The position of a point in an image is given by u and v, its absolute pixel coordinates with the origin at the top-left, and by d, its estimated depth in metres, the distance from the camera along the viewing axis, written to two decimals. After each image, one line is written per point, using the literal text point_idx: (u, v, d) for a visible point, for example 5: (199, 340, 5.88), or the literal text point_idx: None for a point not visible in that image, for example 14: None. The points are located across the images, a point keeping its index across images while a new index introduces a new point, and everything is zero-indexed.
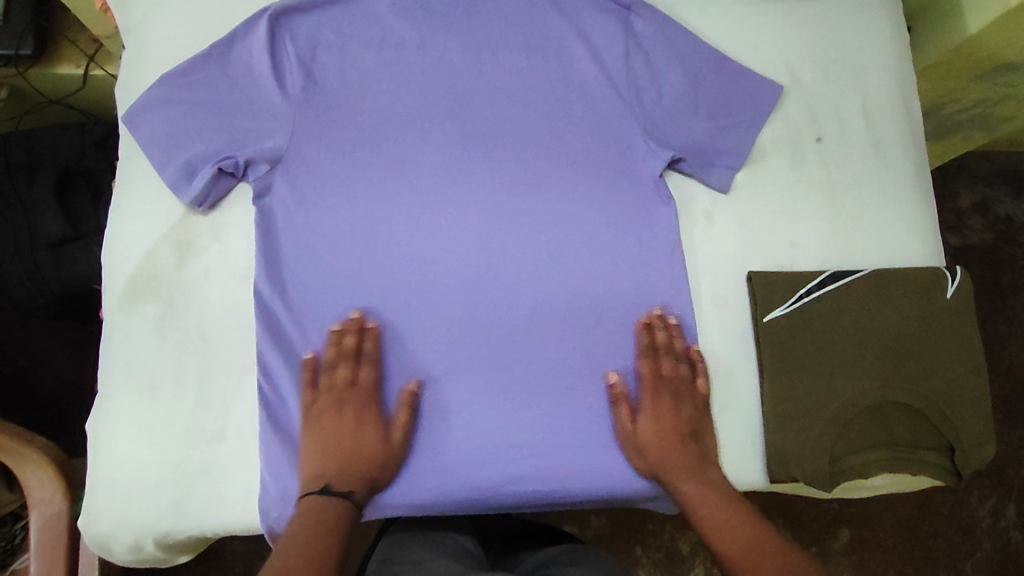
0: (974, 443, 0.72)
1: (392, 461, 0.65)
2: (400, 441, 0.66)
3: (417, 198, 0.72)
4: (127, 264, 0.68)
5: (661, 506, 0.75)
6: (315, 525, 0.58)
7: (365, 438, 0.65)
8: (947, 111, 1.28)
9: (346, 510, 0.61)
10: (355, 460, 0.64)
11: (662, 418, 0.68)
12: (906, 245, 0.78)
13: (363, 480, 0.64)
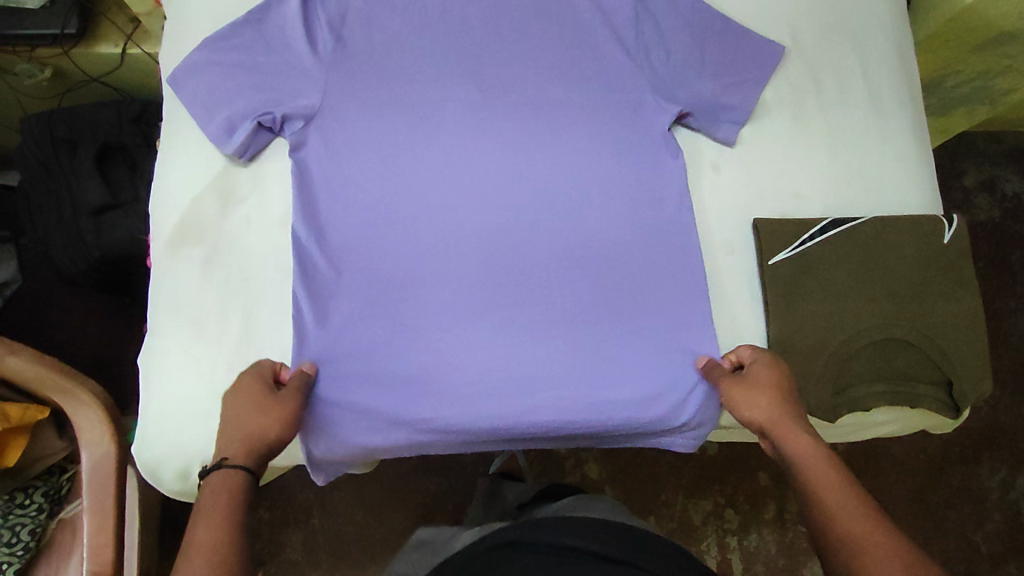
0: (971, 378, 0.75)
1: (270, 415, 0.65)
2: (279, 396, 0.66)
3: (441, 152, 0.77)
4: (173, 213, 0.73)
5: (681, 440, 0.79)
6: (208, 508, 0.58)
7: (238, 409, 0.65)
8: (950, 84, 1.31)
9: (236, 482, 0.61)
10: (235, 431, 0.64)
11: (772, 386, 0.70)
12: (906, 195, 0.82)
13: (249, 449, 0.63)
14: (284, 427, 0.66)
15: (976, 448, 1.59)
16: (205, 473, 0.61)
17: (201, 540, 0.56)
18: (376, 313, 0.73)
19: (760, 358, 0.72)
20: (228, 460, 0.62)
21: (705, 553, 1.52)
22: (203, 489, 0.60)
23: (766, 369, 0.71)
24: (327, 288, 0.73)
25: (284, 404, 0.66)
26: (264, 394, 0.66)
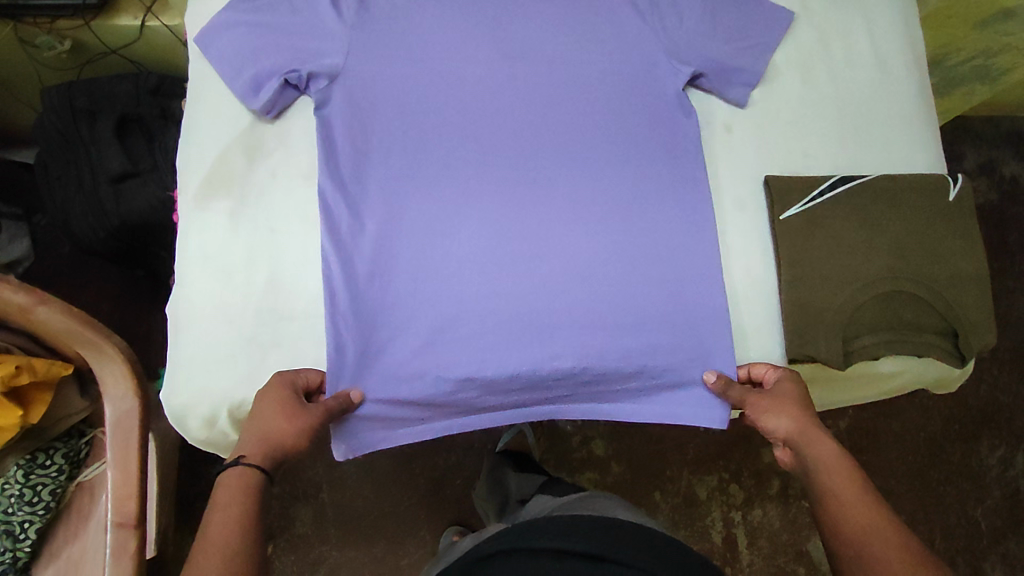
0: (976, 328, 0.78)
1: (293, 421, 0.66)
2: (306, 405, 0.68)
3: (461, 110, 0.79)
4: (201, 166, 0.75)
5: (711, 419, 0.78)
6: (223, 507, 0.60)
7: (269, 410, 0.66)
8: (950, 62, 1.34)
9: (251, 482, 0.62)
10: (258, 431, 0.65)
11: (796, 398, 0.73)
12: (911, 155, 0.84)
13: (268, 451, 0.65)
14: (304, 437, 0.67)
15: (976, 425, 1.61)
16: (223, 468, 0.63)
17: (215, 540, 0.57)
18: (400, 265, 0.75)
19: (783, 374, 0.75)
20: (246, 458, 0.63)
21: (709, 528, 1.54)
22: (219, 485, 0.62)
23: (789, 382, 0.74)
24: (354, 241, 0.75)
25: (310, 416, 0.67)
26: (291, 401, 0.67)
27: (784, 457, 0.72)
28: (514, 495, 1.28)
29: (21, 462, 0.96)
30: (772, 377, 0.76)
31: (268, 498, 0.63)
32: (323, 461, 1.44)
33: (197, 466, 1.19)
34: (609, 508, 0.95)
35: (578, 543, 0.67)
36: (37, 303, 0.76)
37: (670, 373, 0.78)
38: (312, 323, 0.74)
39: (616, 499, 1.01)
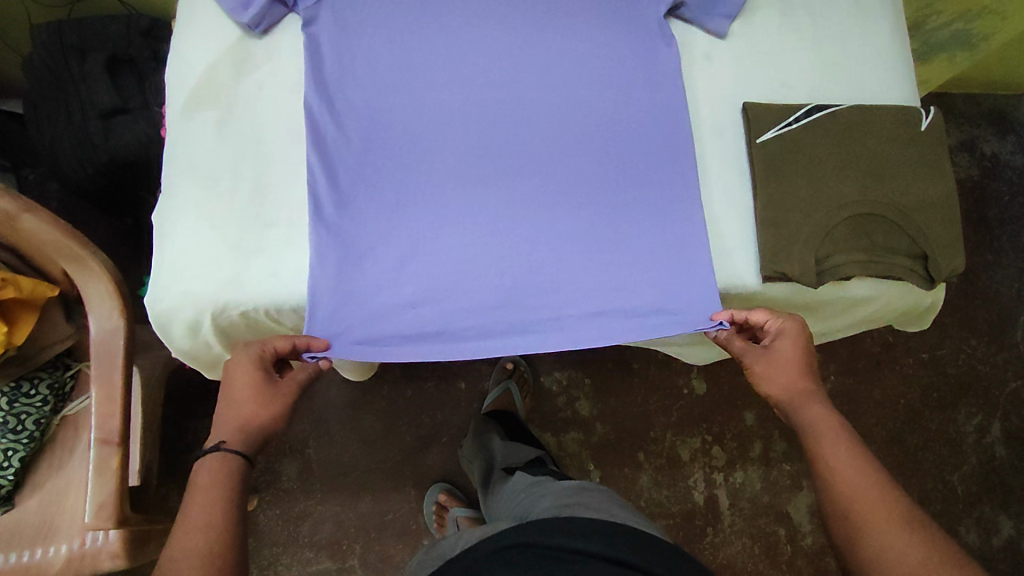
0: (946, 252, 0.80)
1: (270, 407, 0.69)
2: (278, 386, 0.70)
3: (446, 31, 0.81)
4: (190, 78, 0.76)
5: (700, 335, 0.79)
6: (204, 491, 0.62)
7: (245, 392, 0.69)
8: (931, 28, 1.37)
9: (233, 471, 0.64)
10: (233, 417, 0.68)
11: (794, 359, 0.75)
12: (886, 89, 0.86)
13: (246, 435, 0.67)
14: (281, 417, 0.70)
15: (954, 395, 1.64)
16: (202, 453, 0.65)
17: (196, 522, 0.59)
18: (383, 177, 0.76)
19: (785, 331, 0.76)
20: (226, 445, 0.66)
21: (692, 489, 1.56)
22: (198, 471, 0.64)
23: (789, 340, 0.76)
24: (341, 154, 0.76)
25: (285, 396, 0.70)
26: (264, 384, 0.69)
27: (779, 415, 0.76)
28: (499, 462, 1.28)
29: (5, 391, 0.95)
30: (774, 332, 0.77)
31: (246, 480, 0.65)
32: (309, 416, 1.44)
33: (182, 422, 1.21)
34: (610, 507, 0.85)
35: (601, 545, 0.64)
36: (24, 210, 0.77)
37: (655, 290, 0.79)
38: (295, 232, 0.75)
39: (613, 495, 0.93)
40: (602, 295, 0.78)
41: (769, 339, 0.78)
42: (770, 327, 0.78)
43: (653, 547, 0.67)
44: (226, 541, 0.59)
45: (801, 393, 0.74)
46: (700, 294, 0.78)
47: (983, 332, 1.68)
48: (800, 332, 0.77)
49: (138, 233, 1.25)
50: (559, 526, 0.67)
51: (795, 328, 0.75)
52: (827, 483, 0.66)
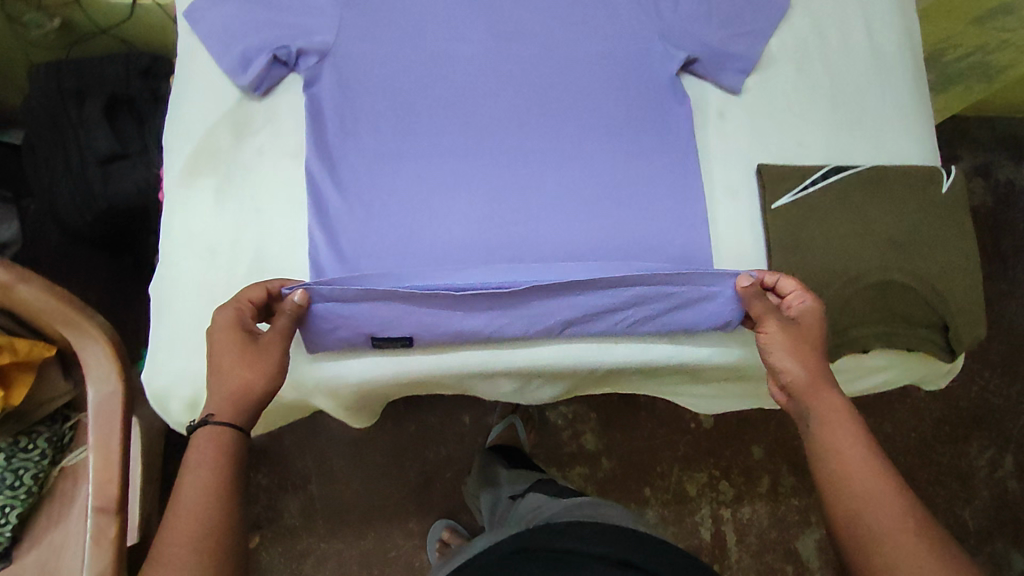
0: (967, 323, 0.78)
1: (254, 365, 0.65)
2: (260, 341, 0.66)
3: (452, 91, 0.79)
4: (186, 143, 0.74)
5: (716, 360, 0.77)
6: (200, 470, 0.60)
7: (225, 353, 0.64)
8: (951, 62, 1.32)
9: (230, 450, 0.62)
10: (221, 384, 0.64)
11: (812, 338, 0.71)
12: (904, 147, 0.84)
13: (240, 402, 0.64)
14: (270, 374, 0.66)
15: (966, 428, 1.61)
16: (194, 426, 0.62)
17: (190, 512, 0.57)
18: (385, 247, 0.74)
19: (809, 307, 0.72)
20: (215, 417, 0.63)
21: (699, 525, 1.53)
22: (193, 443, 0.61)
23: (811, 317, 0.71)
24: (340, 221, 0.74)
25: (268, 349, 0.66)
26: (244, 343, 0.65)
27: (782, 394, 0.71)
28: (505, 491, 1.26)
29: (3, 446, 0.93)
30: (797, 305, 0.72)
31: (240, 455, 0.62)
32: (311, 453, 1.42)
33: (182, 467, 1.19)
34: (621, 519, 0.88)
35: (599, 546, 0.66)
36: (18, 280, 0.75)
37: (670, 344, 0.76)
38: None
39: (625, 513, 0.95)
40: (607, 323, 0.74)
41: (789, 312, 0.72)
42: (793, 300, 0.72)
43: (659, 551, 0.69)
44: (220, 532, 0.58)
45: (818, 371, 0.69)
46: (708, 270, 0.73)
47: (996, 365, 1.65)
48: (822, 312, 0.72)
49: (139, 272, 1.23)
50: (565, 530, 0.70)
51: (820, 307, 0.71)
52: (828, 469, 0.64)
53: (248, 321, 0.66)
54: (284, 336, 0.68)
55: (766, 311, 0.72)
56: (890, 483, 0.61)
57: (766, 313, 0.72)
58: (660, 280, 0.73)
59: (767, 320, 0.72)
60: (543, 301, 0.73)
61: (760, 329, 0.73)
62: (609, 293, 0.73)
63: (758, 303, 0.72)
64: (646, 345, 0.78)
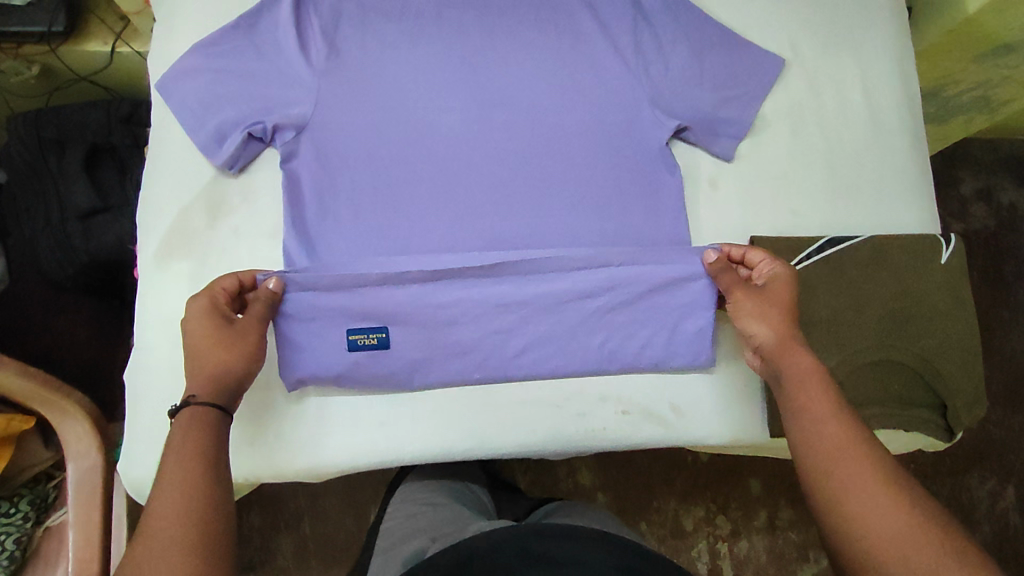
0: (966, 403, 0.75)
1: (232, 347, 0.63)
2: (238, 325, 0.65)
3: (434, 163, 0.76)
4: (161, 227, 0.73)
5: (708, 439, 0.73)
6: (180, 445, 0.56)
7: (200, 339, 0.63)
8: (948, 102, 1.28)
9: (214, 435, 0.58)
10: (199, 368, 0.62)
11: (785, 304, 0.68)
12: (904, 212, 0.80)
13: (222, 385, 0.62)
14: (249, 357, 0.64)
15: (966, 460, 1.54)
16: (173, 411, 0.59)
17: (174, 487, 0.53)
18: (365, 334, 0.71)
19: (780, 273, 0.69)
20: (196, 398, 0.60)
21: (695, 560, 1.43)
22: (173, 427, 0.58)
23: (780, 285, 0.68)
24: (314, 308, 0.71)
25: (247, 333, 0.65)
26: (221, 326, 0.64)
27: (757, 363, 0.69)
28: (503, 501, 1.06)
29: None
30: (768, 272, 0.70)
31: (224, 434, 0.59)
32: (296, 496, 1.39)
33: None
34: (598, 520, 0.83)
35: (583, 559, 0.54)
36: None
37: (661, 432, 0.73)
38: (271, 396, 0.71)
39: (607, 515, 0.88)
40: (590, 406, 0.73)
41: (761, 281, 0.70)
42: (763, 270, 0.70)
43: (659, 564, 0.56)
44: (206, 509, 0.53)
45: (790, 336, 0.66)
46: (686, 332, 0.73)
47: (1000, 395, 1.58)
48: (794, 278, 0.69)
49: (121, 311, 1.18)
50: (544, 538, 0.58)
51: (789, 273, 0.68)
52: (807, 434, 0.61)
53: (222, 306, 0.65)
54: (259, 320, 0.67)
55: (734, 282, 0.70)
56: (874, 449, 0.58)
57: (734, 286, 0.69)
58: (641, 338, 0.73)
59: (735, 292, 0.69)
60: (516, 280, 0.72)
61: (730, 302, 0.70)
62: (585, 275, 0.73)
63: (726, 277, 0.70)
64: (636, 432, 0.73)
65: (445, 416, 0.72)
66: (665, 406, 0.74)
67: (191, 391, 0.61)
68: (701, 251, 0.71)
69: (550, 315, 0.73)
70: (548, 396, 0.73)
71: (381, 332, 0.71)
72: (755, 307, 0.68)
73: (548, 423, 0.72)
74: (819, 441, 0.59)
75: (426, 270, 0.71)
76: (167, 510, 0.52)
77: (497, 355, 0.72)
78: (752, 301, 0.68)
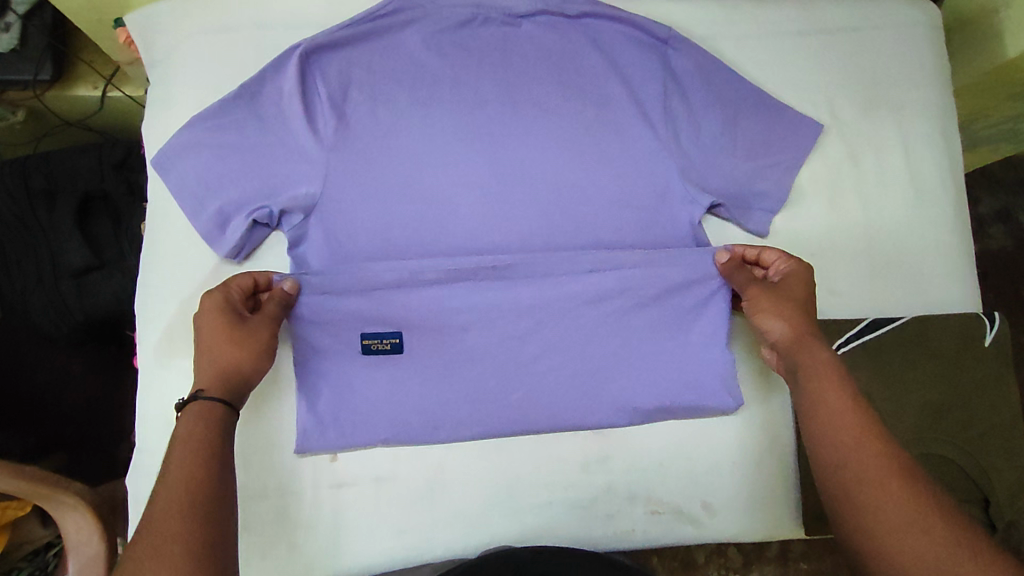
0: (1008, 496, 0.73)
1: (244, 343, 0.62)
2: (250, 321, 0.63)
3: (451, 244, 0.72)
4: (163, 318, 0.69)
5: (736, 536, 0.73)
6: (185, 435, 0.54)
7: (212, 334, 0.61)
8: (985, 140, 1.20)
9: (222, 423, 0.57)
10: (208, 363, 0.60)
11: (798, 298, 0.67)
12: (944, 287, 0.77)
13: (232, 381, 0.60)
14: (260, 356, 0.63)
15: None
16: (180, 405, 0.57)
17: (180, 470, 0.51)
18: (384, 437, 0.69)
19: (794, 269, 0.69)
20: (205, 391, 0.58)
21: None
22: (181, 418, 0.56)
23: (795, 282, 0.69)
24: (332, 410, 0.69)
25: (259, 331, 0.63)
26: (233, 322, 0.62)
27: (773, 357, 0.68)
28: None
29: None
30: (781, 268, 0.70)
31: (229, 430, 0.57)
32: None
33: None
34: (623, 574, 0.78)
35: None
36: None
37: (687, 528, 0.72)
38: (283, 502, 0.68)
39: None
40: (616, 504, 0.72)
41: (775, 277, 0.70)
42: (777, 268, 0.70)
43: None
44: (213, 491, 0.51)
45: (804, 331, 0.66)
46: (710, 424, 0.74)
47: None
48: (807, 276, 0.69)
49: (123, 355, 1.11)
50: None
51: (804, 268, 0.68)
52: (817, 420, 0.59)
53: (236, 300, 0.64)
54: (272, 316, 0.65)
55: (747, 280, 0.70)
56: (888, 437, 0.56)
57: (748, 284, 0.70)
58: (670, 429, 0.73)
59: (749, 289, 0.69)
60: (537, 351, 0.72)
61: (745, 299, 0.70)
62: (602, 305, 0.72)
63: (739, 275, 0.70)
64: (667, 533, 0.72)
65: (467, 522, 0.69)
66: (696, 504, 0.72)
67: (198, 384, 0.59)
68: (712, 252, 0.72)
69: (571, 408, 0.72)
70: (573, 497, 0.71)
71: (394, 336, 0.70)
72: (767, 302, 0.68)
73: (576, 522, 0.71)
74: (830, 424, 0.58)
75: (441, 269, 0.70)
76: (170, 493, 0.50)
77: (521, 447, 0.71)
78: (764, 296, 0.68)
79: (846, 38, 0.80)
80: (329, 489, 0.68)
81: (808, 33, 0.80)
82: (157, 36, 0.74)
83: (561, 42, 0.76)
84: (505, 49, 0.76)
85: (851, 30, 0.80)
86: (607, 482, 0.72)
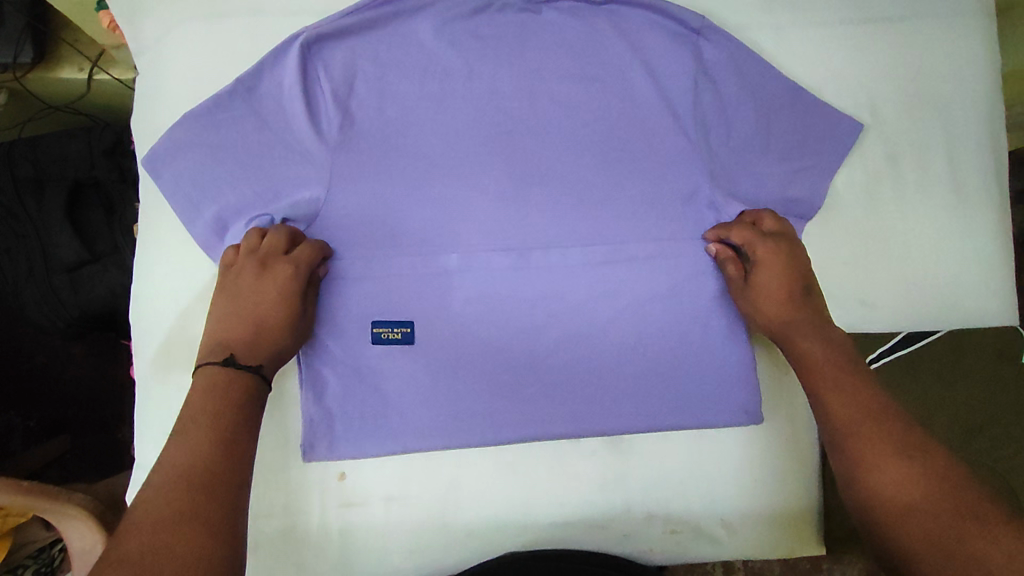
0: None
1: (299, 318, 0.62)
2: (304, 292, 0.62)
3: (464, 253, 0.67)
4: (160, 329, 0.66)
5: (757, 553, 0.71)
6: (201, 408, 0.54)
7: (267, 301, 0.60)
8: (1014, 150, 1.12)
9: (256, 390, 0.57)
10: (264, 333, 0.60)
11: (775, 285, 0.66)
12: (982, 299, 0.73)
13: (250, 338, 0.59)
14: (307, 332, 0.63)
15: None
16: (236, 372, 0.57)
17: (198, 435, 0.52)
18: (393, 455, 0.66)
19: (764, 253, 0.66)
20: (264, 368, 0.59)
21: None
22: (199, 372, 0.57)
23: (769, 271, 0.66)
24: (340, 430, 0.65)
25: (308, 305, 0.63)
26: (293, 290, 0.61)
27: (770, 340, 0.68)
28: None
29: None
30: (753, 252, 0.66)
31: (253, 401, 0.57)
32: None
33: None
34: None
35: None
36: None
37: (705, 547, 0.70)
38: (288, 521, 0.66)
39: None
40: (634, 523, 0.69)
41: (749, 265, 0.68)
42: (750, 253, 0.66)
43: None
44: (234, 453, 0.53)
45: (792, 320, 0.65)
46: (733, 441, 0.71)
47: None
48: (780, 253, 0.66)
49: (119, 344, 1.05)
50: None
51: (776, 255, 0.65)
52: (822, 414, 0.60)
53: (259, 249, 0.61)
54: (298, 273, 0.61)
55: (735, 275, 0.68)
56: (893, 416, 0.57)
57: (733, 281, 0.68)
58: (690, 445, 0.70)
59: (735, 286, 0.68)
60: (556, 365, 0.68)
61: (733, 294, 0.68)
62: (622, 317, 0.69)
63: (730, 267, 0.68)
64: (686, 552, 0.70)
65: (479, 541, 0.67)
66: (715, 522, 0.70)
67: (249, 350, 0.59)
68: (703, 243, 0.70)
69: (591, 427, 0.68)
70: (588, 516, 0.69)
71: (405, 325, 0.66)
72: (750, 297, 0.67)
73: (592, 539, 0.69)
74: (834, 413, 0.59)
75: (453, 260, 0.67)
76: (186, 457, 0.51)
77: (536, 464, 0.69)
78: (746, 290, 0.67)
79: (889, 30, 0.75)
80: (337, 509, 0.66)
81: (847, 25, 0.75)
82: (146, 22, 0.68)
83: (584, 32, 0.70)
84: (524, 38, 0.70)
85: (893, 21, 0.75)
86: (625, 500, 0.69)
